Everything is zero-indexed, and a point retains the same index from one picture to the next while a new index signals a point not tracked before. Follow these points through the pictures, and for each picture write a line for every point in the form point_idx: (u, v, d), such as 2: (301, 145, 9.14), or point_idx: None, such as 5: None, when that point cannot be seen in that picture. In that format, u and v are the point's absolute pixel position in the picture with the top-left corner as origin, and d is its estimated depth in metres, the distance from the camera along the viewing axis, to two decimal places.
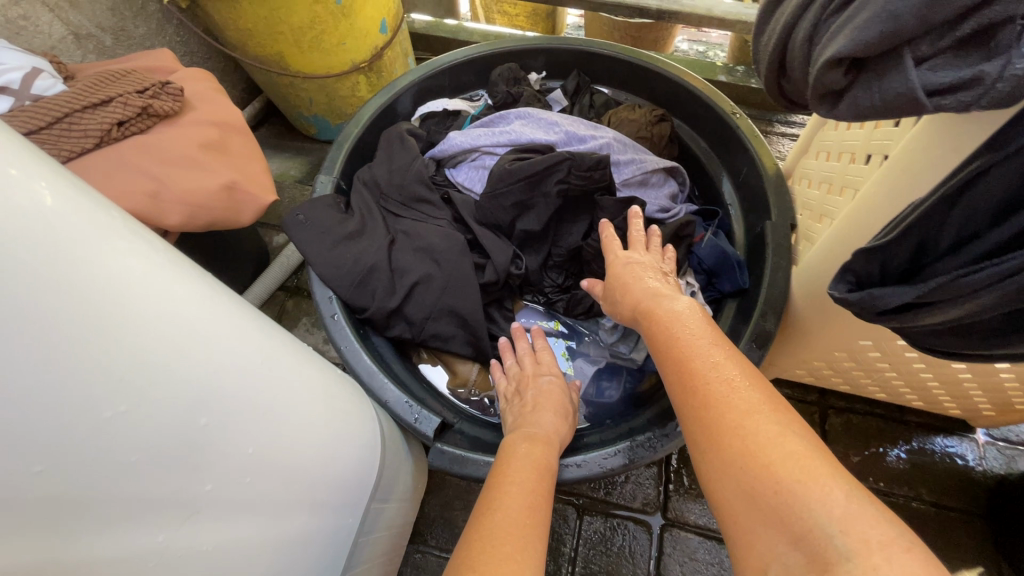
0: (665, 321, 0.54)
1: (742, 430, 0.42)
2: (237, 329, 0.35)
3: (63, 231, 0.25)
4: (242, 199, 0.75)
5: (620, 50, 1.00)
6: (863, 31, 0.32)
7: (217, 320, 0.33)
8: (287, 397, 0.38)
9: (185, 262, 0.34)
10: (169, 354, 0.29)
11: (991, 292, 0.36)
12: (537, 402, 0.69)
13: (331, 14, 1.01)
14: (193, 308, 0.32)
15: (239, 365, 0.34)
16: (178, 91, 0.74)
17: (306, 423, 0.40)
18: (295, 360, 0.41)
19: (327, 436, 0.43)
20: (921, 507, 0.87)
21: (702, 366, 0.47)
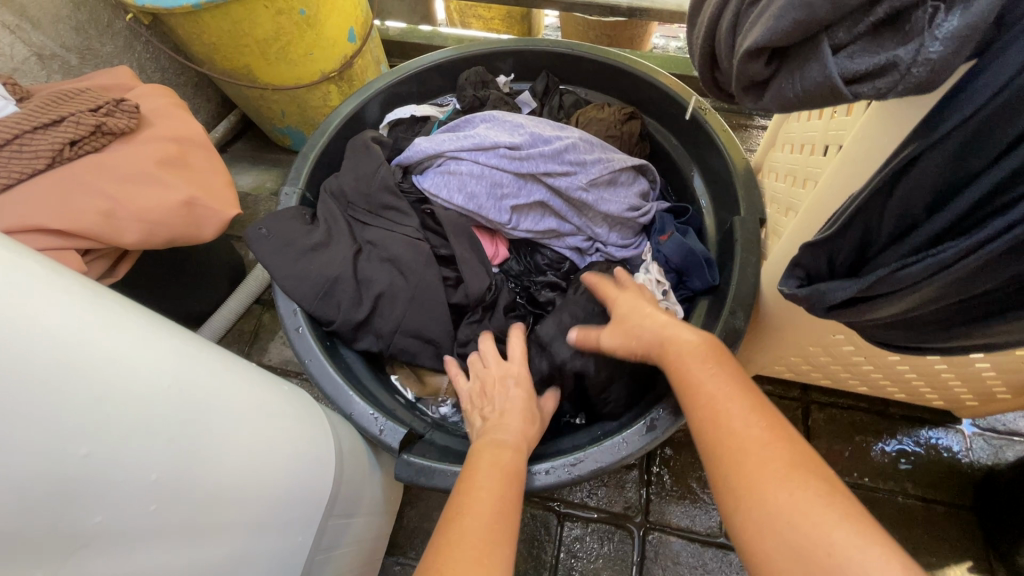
0: (683, 366, 0.54)
1: (775, 481, 0.41)
2: (130, 350, 0.33)
3: None
4: (203, 214, 0.74)
5: (587, 49, 0.99)
6: (779, 19, 0.31)
7: (105, 333, 0.32)
8: (204, 413, 0.37)
9: (69, 283, 0.32)
10: (44, 371, 0.28)
11: (931, 282, 0.34)
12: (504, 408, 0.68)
13: (295, 24, 1.01)
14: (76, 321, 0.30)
15: (139, 378, 0.33)
16: (134, 108, 0.73)
17: (227, 445, 0.39)
18: (210, 380, 0.39)
19: (260, 457, 0.42)
20: (907, 502, 0.85)
21: (728, 417, 0.47)
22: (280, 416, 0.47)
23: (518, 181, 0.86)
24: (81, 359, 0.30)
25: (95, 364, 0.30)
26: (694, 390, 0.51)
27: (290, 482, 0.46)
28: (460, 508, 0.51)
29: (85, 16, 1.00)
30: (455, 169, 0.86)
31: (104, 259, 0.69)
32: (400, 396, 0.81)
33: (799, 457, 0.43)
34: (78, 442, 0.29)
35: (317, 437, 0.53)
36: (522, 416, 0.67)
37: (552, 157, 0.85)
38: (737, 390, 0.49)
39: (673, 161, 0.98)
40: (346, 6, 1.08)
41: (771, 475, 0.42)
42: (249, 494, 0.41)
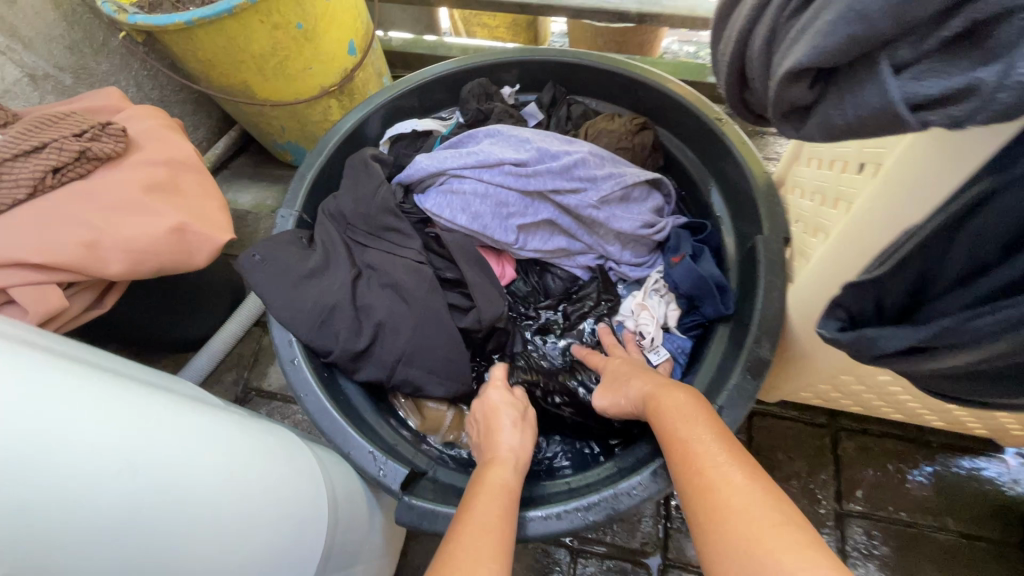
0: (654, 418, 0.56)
1: (736, 526, 0.42)
2: (100, 407, 0.34)
3: None
4: (194, 241, 0.70)
5: (596, 58, 0.95)
6: (828, 35, 0.26)
7: (12, 404, 0.30)
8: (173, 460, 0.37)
9: (49, 355, 0.35)
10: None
11: (1004, 339, 0.30)
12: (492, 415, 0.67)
13: (293, 38, 0.97)
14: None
15: (98, 435, 0.33)
16: (121, 131, 0.70)
17: (210, 495, 0.39)
18: (184, 436, 0.39)
19: (239, 510, 0.41)
20: (948, 538, 0.79)
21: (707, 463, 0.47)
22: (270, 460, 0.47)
23: (524, 199, 0.82)
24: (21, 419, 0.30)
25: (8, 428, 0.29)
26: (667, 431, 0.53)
27: (269, 533, 0.43)
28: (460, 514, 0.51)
29: (79, 35, 0.98)
30: (459, 188, 0.82)
31: (89, 291, 0.66)
32: (403, 430, 0.76)
33: (771, 511, 0.42)
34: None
35: (304, 478, 0.50)
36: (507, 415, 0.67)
37: (560, 172, 0.81)
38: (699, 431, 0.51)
39: (688, 174, 0.93)
40: (347, 19, 1.05)
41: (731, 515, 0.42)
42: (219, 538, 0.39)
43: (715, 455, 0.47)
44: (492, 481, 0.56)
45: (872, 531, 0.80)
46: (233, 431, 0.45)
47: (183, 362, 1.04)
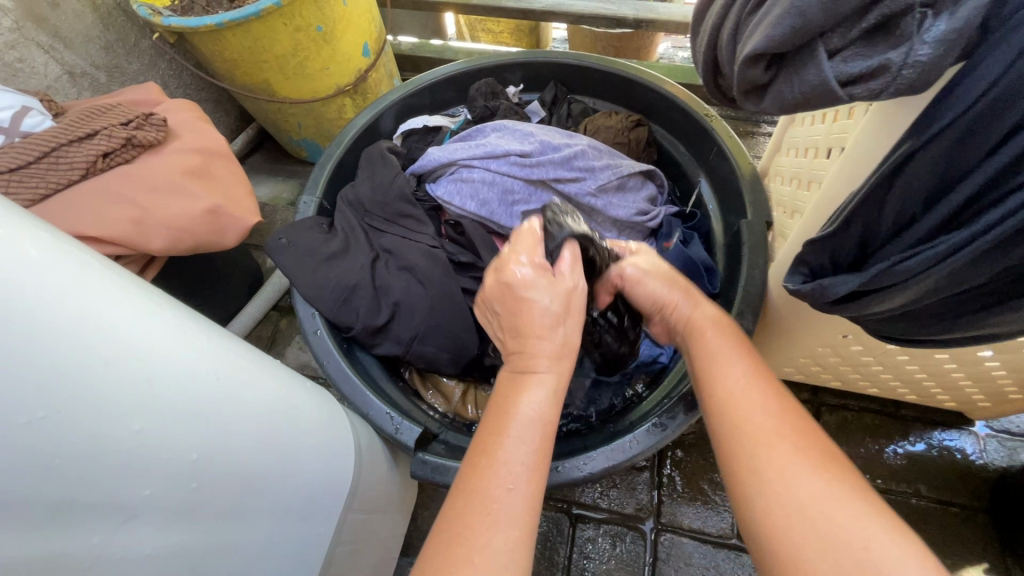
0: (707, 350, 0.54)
1: (767, 464, 0.43)
2: (186, 340, 0.36)
3: (29, 252, 0.28)
4: (227, 222, 0.77)
5: (595, 60, 1.02)
6: (776, 27, 0.33)
7: (136, 321, 0.32)
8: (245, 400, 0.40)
9: (126, 278, 0.35)
10: (127, 344, 0.31)
11: (929, 275, 0.36)
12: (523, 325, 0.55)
13: (312, 40, 1.05)
14: (99, 307, 0.30)
15: (193, 360, 0.36)
16: (162, 121, 0.77)
17: (273, 433, 0.42)
18: (254, 376, 0.42)
19: (296, 449, 0.45)
20: (920, 504, 0.85)
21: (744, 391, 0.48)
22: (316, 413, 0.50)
23: (529, 187, 0.88)
24: (141, 332, 0.32)
25: (125, 350, 0.31)
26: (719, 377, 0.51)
27: (309, 471, 0.47)
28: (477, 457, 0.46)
29: (114, 36, 1.05)
30: (467, 177, 0.88)
31: (132, 265, 0.72)
32: (416, 400, 0.83)
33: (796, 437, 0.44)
34: (112, 432, 0.30)
35: (337, 425, 0.55)
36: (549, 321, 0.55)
37: (561, 163, 0.88)
38: (753, 382, 0.49)
39: (680, 167, 1.00)
40: (362, 23, 1.13)
41: (767, 457, 0.43)
42: (272, 474, 0.42)
43: (758, 402, 0.47)
44: (519, 412, 0.48)
45: None
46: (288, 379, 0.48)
47: None
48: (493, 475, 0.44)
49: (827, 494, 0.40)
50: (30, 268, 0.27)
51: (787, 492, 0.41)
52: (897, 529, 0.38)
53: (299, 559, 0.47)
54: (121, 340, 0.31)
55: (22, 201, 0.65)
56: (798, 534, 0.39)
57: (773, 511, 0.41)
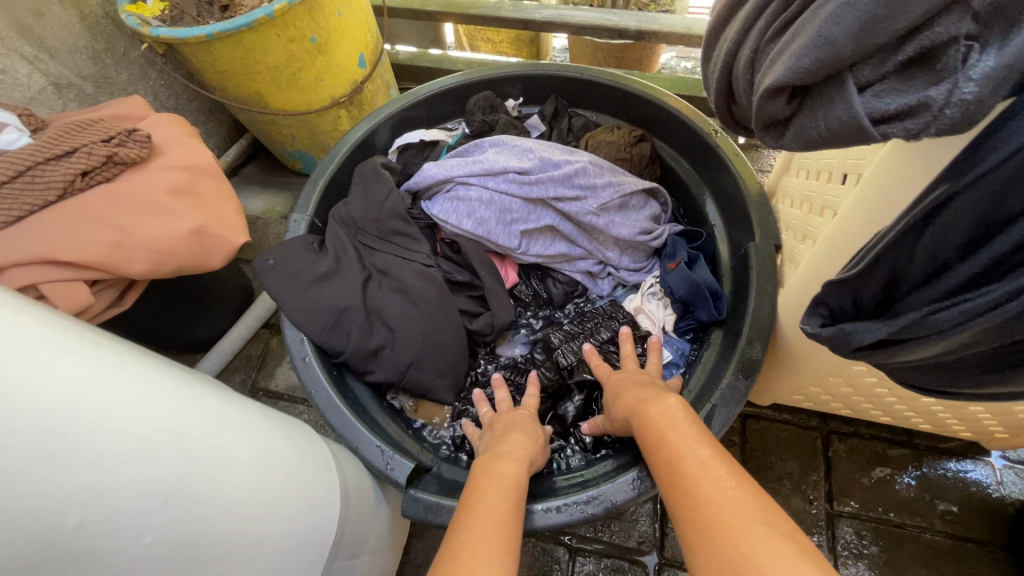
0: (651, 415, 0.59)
1: (721, 519, 0.43)
2: (136, 406, 0.34)
3: None
4: (213, 242, 0.74)
5: (596, 73, 0.99)
6: (800, 58, 0.30)
7: (76, 393, 0.31)
8: (206, 467, 0.38)
9: (74, 338, 0.34)
10: (61, 421, 0.29)
11: (966, 329, 0.33)
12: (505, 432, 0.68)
13: (306, 51, 1.02)
14: (30, 380, 0.29)
15: (142, 429, 0.34)
16: (145, 137, 0.74)
17: (242, 495, 0.40)
18: (218, 435, 0.40)
19: (270, 509, 0.43)
20: (935, 539, 0.81)
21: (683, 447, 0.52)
22: (293, 463, 0.48)
23: (528, 206, 0.85)
24: (80, 408, 0.30)
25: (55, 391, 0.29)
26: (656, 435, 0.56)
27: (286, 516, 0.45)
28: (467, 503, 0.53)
29: (102, 46, 1.02)
30: (464, 195, 0.85)
31: (112, 288, 0.69)
32: (410, 430, 0.79)
33: (726, 485, 0.45)
34: (44, 483, 0.28)
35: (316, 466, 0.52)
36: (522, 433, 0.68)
37: (561, 181, 0.85)
38: (697, 446, 0.52)
39: (684, 184, 0.97)
40: (357, 34, 1.10)
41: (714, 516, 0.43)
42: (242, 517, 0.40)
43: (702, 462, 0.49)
44: (496, 478, 0.57)
45: (862, 531, 0.82)
46: (262, 427, 0.47)
47: (192, 362, 1.06)
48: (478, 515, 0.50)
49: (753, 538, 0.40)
50: None
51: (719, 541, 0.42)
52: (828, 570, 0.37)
53: None
54: (62, 413, 0.30)
55: None
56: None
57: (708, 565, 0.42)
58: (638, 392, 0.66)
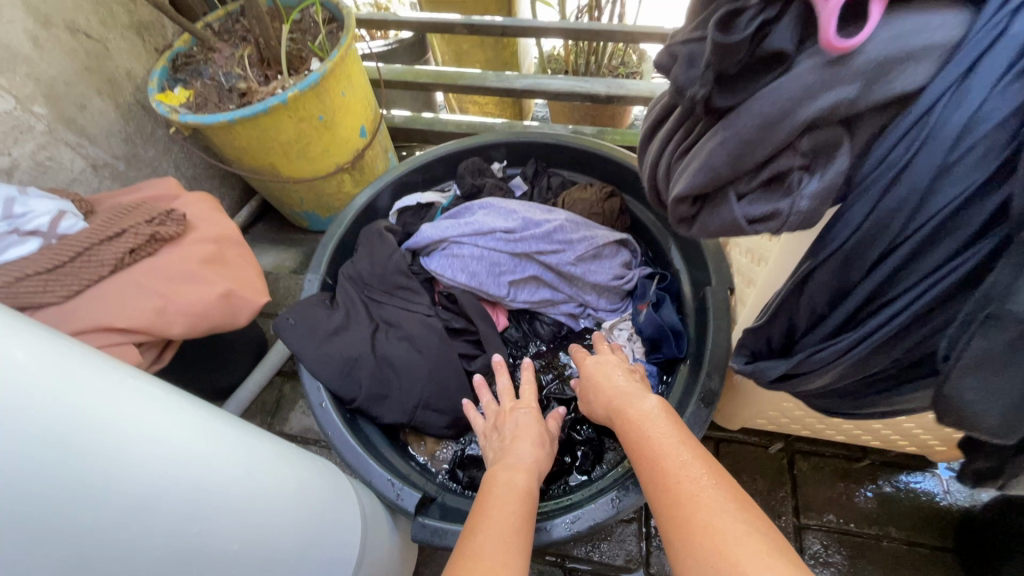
0: (637, 419, 0.58)
1: (685, 489, 0.46)
2: (189, 406, 0.46)
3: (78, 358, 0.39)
4: (239, 303, 0.84)
5: (570, 139, 1.13)
6: (694, 177, 0.41)
7: (153, 393, 0.43)
8: (251, 445, 0.50)
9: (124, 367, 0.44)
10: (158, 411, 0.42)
11: (838, 363, 0.44)
12: (516, 432, 0.71)
13: (314, 128, 1.15)
14: (132, 388, 0.41)
15: (205, 418, 0.47)
16: (182, 217, 0.86)
17: (280, 471, 0.52)
18: (249, 430, 0.52)
19: (305, 483, 0.56)
20: (891, 545, 0.90)
21: (669, 461, 0.50)
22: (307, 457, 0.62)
23: (514, 259, 0.97)
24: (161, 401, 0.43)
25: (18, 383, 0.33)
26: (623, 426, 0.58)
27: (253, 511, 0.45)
28: (483, 509, 0.55)
29: (133, 129, 1.15)
30: (458, 252, 0.97)
31: (153, 348, 0.79)
32: (415, 466, 0.88)
33: (702, 467, 0.48)
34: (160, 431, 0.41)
35: (318, 474, 0.60)
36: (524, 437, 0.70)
37: (542, 238, 0.96)
38: (686, 457, 0.50)
39: (651, 232, 1.09)
40: (359, 108, 1.24)
41: (673, 482, 0.47)
42: (226, 495, 0.44)
43: (671, 440, 0.52)
44: (505, 492, 0.57)
45: (827, 542, 0.91)
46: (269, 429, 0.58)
47: None
48: (481, 538, 0.49)
49: (718, 505, 0.44)
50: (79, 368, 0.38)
51: (697, 500, 0.45)
52: (775, 542, 0.41)
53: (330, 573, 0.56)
54: (154, 405, 0.42)
55: (55, 297, 0.73)
56: (683, 525, 0.44)
57: (677, 517, 0.45)
58: (617, 387, 0.67)
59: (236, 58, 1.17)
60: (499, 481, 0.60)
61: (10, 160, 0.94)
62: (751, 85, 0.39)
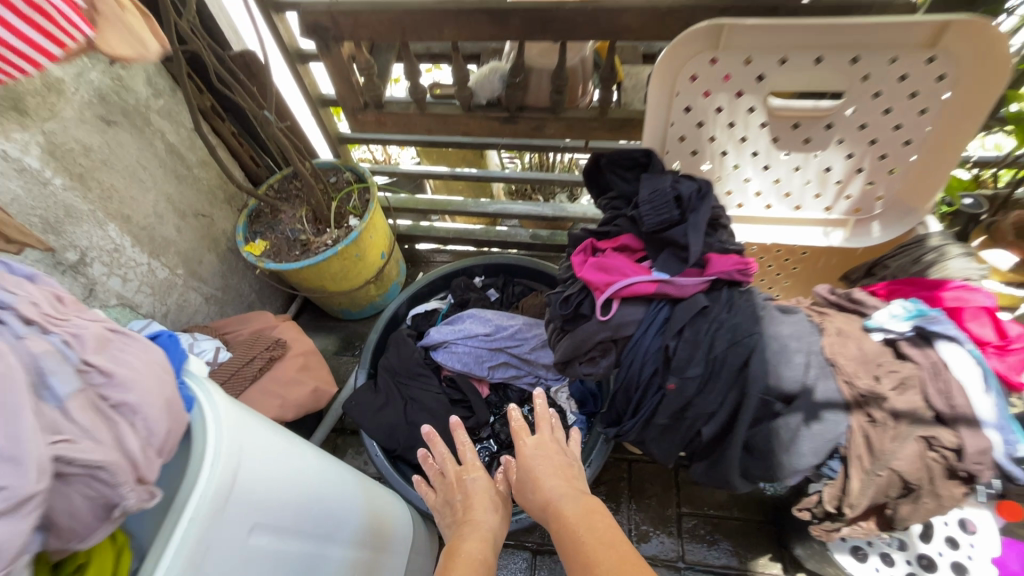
0: (574, 526, 0.81)
1: None
2: (285, 456, 0.65)
3: (236, 433, 0.55)
4: (322, 394, 1.37)
5: (525, 261, 1.67)
6: (559, 356, 0.94)
7: (270, 450, 0.61)
8: (310, 486, 0.70)
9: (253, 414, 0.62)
10: (266, 467, 0.60)
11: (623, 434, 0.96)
12: (467, 505, 0.90)
13: (353, 262, 1.70)
14: (257, 450, 0.59)
15: (294, 466, 0.67)
16: (283, 342, 1.39)
17: (326, 499, 0.74)
18: (312, 466, 0.72)
19: (336, 502, 0.77)
20: (738, 521, 1.43)
21: (601, 563, 0.73)
22: (342, 478, 0.81)
23: (491, 352, 1.51)
24: (270, 456, 0.61)
25: (298, 502, 0.66)
26: (567, 521, 0.82)
27: (364, 534, 0.86)
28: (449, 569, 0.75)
29: (227, 268, 1.69)
30: (455, 349, 1.51)
31: None
32: None
33: (622, 567, 0.71)
34: (265, 484, 0.59)
35: (347, 485, 0.82)
36: (484, 505, 0.88)
37: (508, 337, 1.51)
38: (613, 559, 0.72)
39: None
40: (381, 242, 1.79)
41: None
42: (296, 522, 0.66)
43: (601, 547, 0.75)
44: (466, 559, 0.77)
45: (697, 522, 1.44)
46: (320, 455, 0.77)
47: None
48: None
49: None
50: (239, 440, 0.55)
51: None
52: None
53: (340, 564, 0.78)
54: (267, 460, 0.60)
55: None
56: None
57: None
58: (555, 486, 0.91)
59: (297, 217, 1.71)
60: (459, 555, 0.78)
61: (165, 307, 1.47)
62: (577, 322, 0.93)
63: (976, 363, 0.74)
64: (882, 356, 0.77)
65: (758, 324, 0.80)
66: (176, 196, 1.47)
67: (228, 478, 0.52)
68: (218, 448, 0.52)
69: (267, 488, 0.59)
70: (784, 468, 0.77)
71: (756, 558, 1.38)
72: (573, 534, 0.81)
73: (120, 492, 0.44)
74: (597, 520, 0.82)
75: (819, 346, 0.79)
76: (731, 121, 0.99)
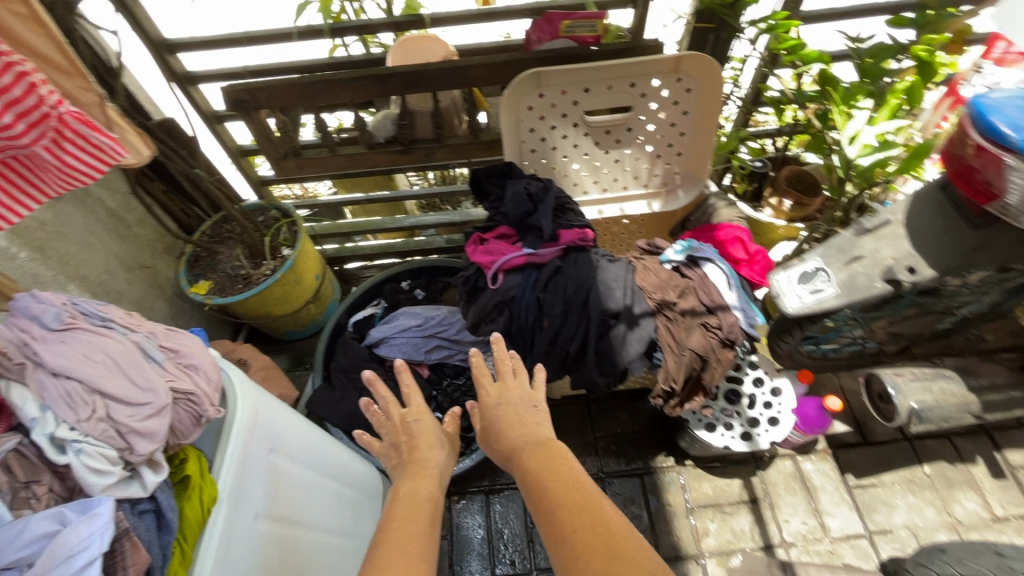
0: (535, 471, 0.90)
1: (562, 523, 0.78)
2: (293, 423, 0.93)
3: (255, 398, 0.84)
4: (285, 398, 1.62)
5: (441, 261, 1.99)
6: (472, 321, 1.27)
7: (281, 416, 0.90)
8: (309, 448, 0.98)
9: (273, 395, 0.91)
10: (277, 426, 0.88)
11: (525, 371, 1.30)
12: (413, 444, 1.18)
13: (293, 287, 1.93)
14: (272, 414, 0.87)
15: (299, 431, 0.95)
16: (243, 361, 1.63)
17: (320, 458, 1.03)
18: (313, 434, 1.00)
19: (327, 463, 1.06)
20: (641, 434, 1.81)
21: (555, 503, 0.82)
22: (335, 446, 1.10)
23: (425, 340, 1.80)
24: (281, 421, 0.90)
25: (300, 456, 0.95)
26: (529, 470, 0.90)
27: (349, 484, 1.15)
28: (403, 496, 1.00)
29: (176, 310, 1.88)
30: (394, 343, 1.80)
31: None
32: None
33: (574, 505, 0.80)
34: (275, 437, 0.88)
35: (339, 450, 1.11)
36: (427, 443, 1.18)
37: (437, 324, 1.81)
38: (570, 499, 0.82)
39: None
40: (314, 265, 2.03)
41: (557, 520, 0.79)
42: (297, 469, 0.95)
43: (558, 489, 0.84)
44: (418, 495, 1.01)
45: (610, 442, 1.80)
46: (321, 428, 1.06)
47: None
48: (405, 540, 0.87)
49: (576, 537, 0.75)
50: (258, 403, 0.84)
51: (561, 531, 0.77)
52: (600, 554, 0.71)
53: (330, 508, 1.07)
54: (278, 421, 0.89)
55: None
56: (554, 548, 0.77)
57: (556, 541, 0.77)
58: (516, 434, 1.00)
59: (235, 255, 1.92)
60: (413, 485, 1.04)
61: None
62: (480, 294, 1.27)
63: (727, 274, 1.20)
64: (673, 280, 1.19)
65: (596, 272, 1.19)
66: (122, 253, 1.66)
67: (251, 416, 0.81)
68: (246, 404, 0.81)
69: (277, 439, 0.88)
70: (624, 363, 1.15)
71: (658, 458, 1.76)
72: (537, 478, 0.89)
73: (206, 406, 0.74)
74: (559, 465, 0.90)
75: (632, 280, 1.18)
76: (565, 133, 1.37)
